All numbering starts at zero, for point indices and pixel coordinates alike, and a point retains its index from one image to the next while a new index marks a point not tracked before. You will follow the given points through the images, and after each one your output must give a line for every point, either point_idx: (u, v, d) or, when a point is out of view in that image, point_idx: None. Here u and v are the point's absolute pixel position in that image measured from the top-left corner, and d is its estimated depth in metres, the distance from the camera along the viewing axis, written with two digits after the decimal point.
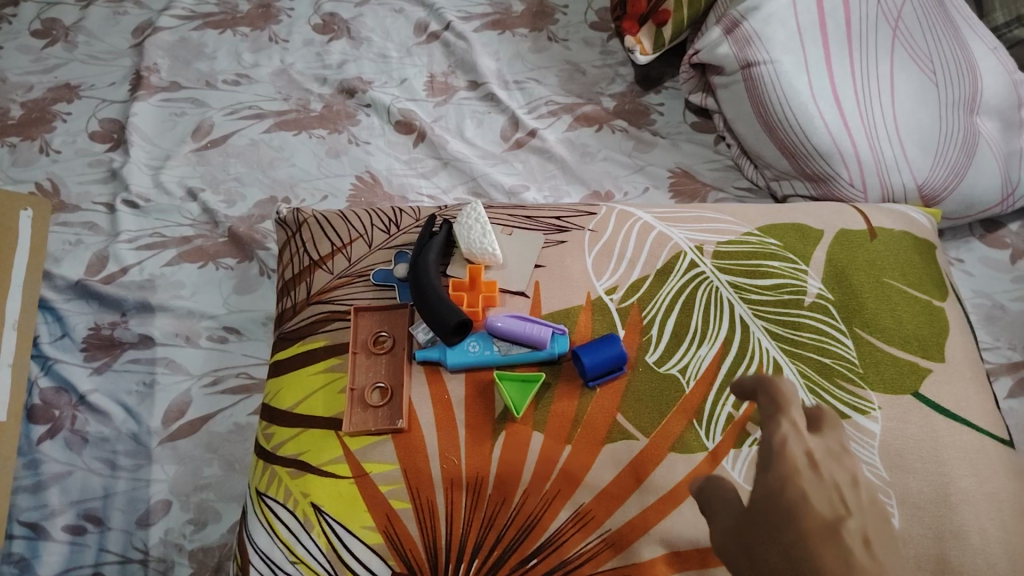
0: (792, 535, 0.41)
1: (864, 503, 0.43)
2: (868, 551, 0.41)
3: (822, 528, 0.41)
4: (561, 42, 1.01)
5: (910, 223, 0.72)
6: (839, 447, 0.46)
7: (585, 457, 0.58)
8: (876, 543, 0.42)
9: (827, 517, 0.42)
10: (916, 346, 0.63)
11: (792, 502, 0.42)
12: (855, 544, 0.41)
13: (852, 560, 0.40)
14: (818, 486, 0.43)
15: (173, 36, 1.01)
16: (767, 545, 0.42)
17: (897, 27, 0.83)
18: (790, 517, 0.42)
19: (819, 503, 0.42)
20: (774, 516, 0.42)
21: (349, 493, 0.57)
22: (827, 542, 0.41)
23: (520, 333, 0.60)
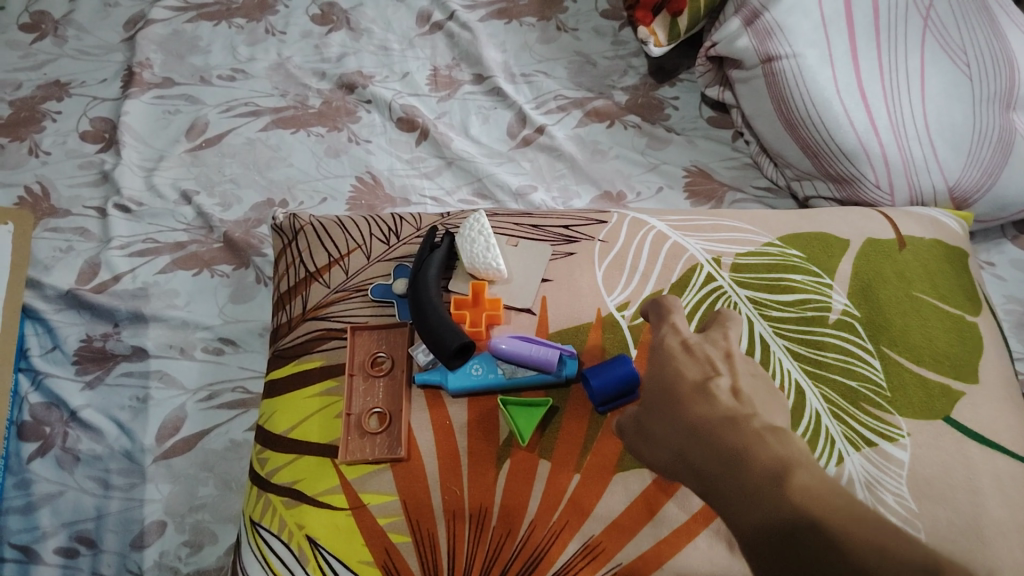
0: (669, 400, 0.45)
1: (738, 371, 0.47)
2: (737, 401, 0.44)
3: (690, 389, 0.45)
4: (571, 31, 0.96)
5: (941, 229, 0.68)
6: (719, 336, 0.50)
7: (594, 488, 0.54)
8: (745, 395, 0.45)
9: (698, 381, 0.46)
10: (947, 367, 0.59)
11: (670, 374, 0.47)
12: (721, 393, 0.44)
13: (716, 401, 0.44)
14: (693, 359, 0.47)
15: (166, 29, 0.97)
16: (654, 416, 0.46)
17: (928, 16, 0.77)
18: (668, 388, 0.46)
19: (691, 372, 0.47)
20: (657, 390, 0.47)
21: (345, 526, 0.54)
22: (697, 396, 0.44)
23: (526, 355, 0.56)
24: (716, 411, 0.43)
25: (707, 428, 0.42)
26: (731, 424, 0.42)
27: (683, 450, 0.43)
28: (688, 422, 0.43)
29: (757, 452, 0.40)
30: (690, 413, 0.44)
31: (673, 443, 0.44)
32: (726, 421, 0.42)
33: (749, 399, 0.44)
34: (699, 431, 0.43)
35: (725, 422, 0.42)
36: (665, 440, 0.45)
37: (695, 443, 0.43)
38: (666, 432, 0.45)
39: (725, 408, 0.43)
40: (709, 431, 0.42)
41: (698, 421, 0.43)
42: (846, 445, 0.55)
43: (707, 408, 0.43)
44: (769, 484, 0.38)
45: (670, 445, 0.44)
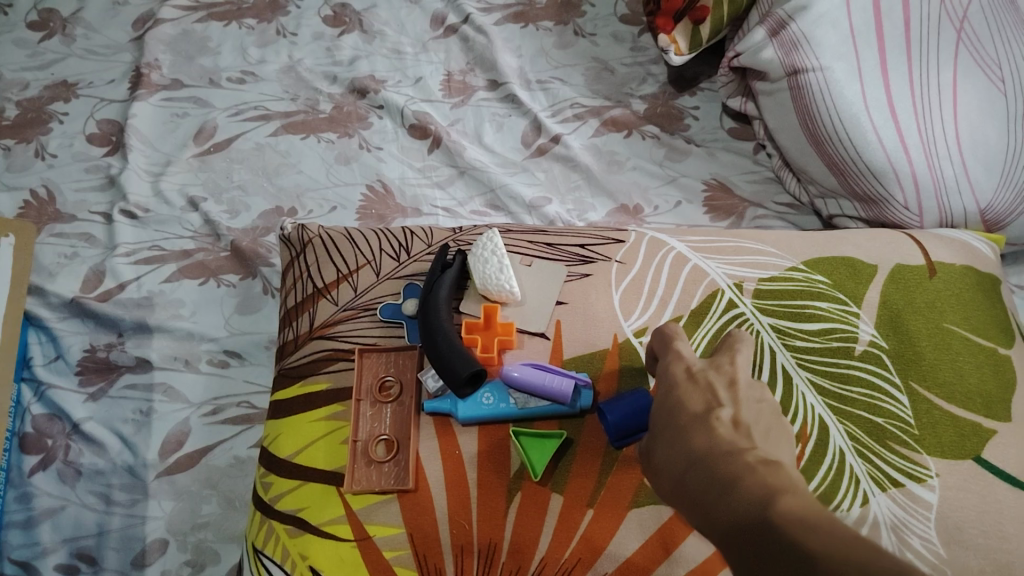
0: (671, 430, 0.43)
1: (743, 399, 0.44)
2: (737, 431, 0.41)
3: (690, 420, 0.43)
4: (588, 37, 0.94)
5: (972, 255, 0.65)
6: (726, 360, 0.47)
7: (608, 524, 0.53)
8: (747, 425, 0.42)
9: (700, 410, 0.43)
10: (979, 403, 0.56)
11: (671, 404, 0.44)
12: (722, 420, 0.42)
13: (714, 431, 0.41)
14: (699, 387, 0.45)
15: (176, 29, 0.95)
16: (659, 447, 0.44)
17: (962, 28, 0.74)
18: (672, 418, 0.44)
19: (694, 401, 0.44)
20: (661, 420, 0.45)
21: (351, 559, 0.53)
22: (697, 427, 0.42)
23: (540, 385, 0.55)
24: (712, 440, 0.40)
25: (701, 459, 0.40)
26: (726, 454, 0.39)
27: (679, 484, 0.41)
28: (685, 453, 0.41)
29: (748, 481, 0.37)
30: (686, 444, 0.41)
31: (671, 475, 0.42)
32: (722, 450, 0.40)
33: (751, 428, 0.41)
34: (695, 463, 0.40)
35: (720, 453, 0.39)
36: (665, 472, 0.42)
37: (690, 475, 0.40)
38: (666, 463, 0.42)
39: (722, 436, 0.41)
40: (704, 463, 0.40)
41: (694, 451, 0.41)
42: (870, 485, 0.53)
43: (704, 437, 0.41)
44: (755, 515, 0.35)
45: (669, 478, 0.42)
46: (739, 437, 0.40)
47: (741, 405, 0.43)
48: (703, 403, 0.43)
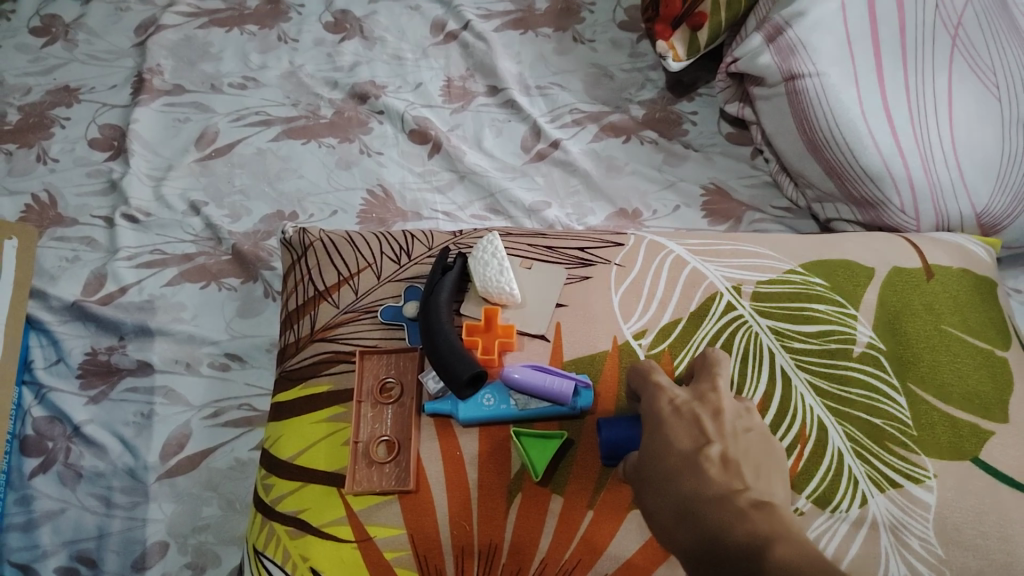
0: (658, 472, 0.45)
1: (727, 429, 0.47)
2: (726, 471, 0.44)
3: (679, 461, 0.45)
4: (587, 43, 0.95)
5: (969, 258, 0.65)
6: (707, 388, 0.49)
7: (608, 525, 0.53)
8: (736, 463, 0.45)
9: (687, 449, 0.45)
10: (977, 405, 0.57)
11: (658, 443, 0.46)
12: (709, 461, 0.44)
13: (705, 476, 0.44)
14: (682, 421, 0.47)
15: (177, 34, 0.96)
16: (645, 485, 0.46)
17: (958, 35, 0.75)
18: (657, 456, 0.46)
19: (682, 437, 0.46)
20: (646, 455, 0.47)
21: (352, 560, 0.53)
22: (688, 470, 0.44)
23: (540, 387, 0.55)
24: (702, 485, 0.43)
25: (693, 506, 0.43)
26: (717, 502, 0.42)
27: (671, 527, 0.44)
28: (677, 497, 0.44)
29: (744, 535, 0.40)
30: (677, 487, 0.44)
31: (662, 516, 0.45)
32: (713, 496, 0.43)
33: (737, 468, 0.44)
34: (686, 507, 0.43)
35: (711, 500, 0.43)
36: (656, 513, 0.45)
37: (683, 520, 0.43)
38: (657, 504, 0.45)
39: (712, 480, 0.44)
40: (695, 510, 0.43)
41: (685, 496, 0.44)
42: (869, 486, 0.53)
43: (694, 481, 0.44)
44: (751, 568, 0.39)
45: (660, 518, 0.45)
46: (726, 481, 0.43)
47: (725, 441, 0.46)
48: (690, 440, 0.46)
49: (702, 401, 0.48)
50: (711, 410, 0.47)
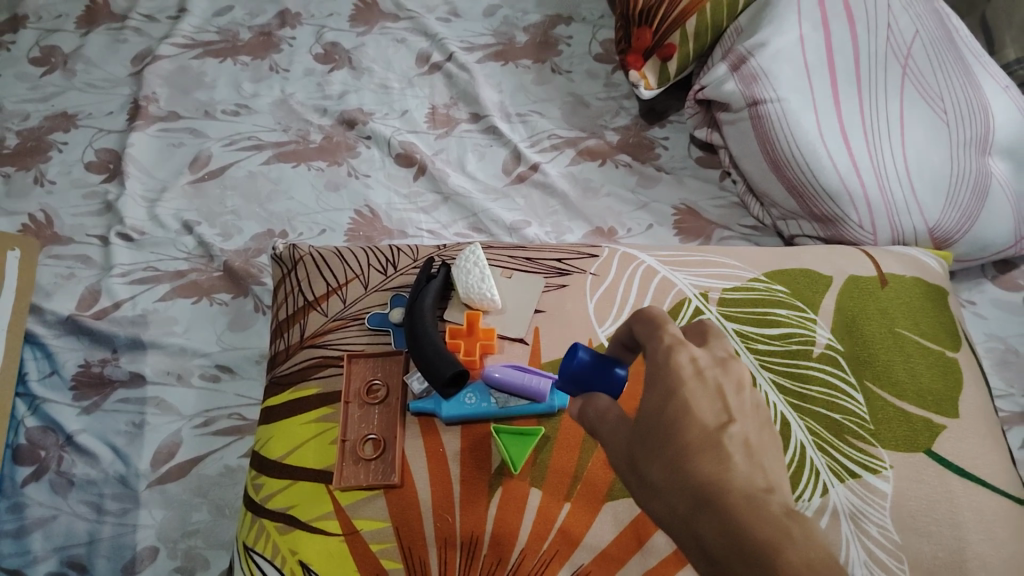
0: (671, 446, 0.37)
1: (747, 408, 0.39)
2: (752, 462, 0.36)
3: (700, 438, 0.36)
4: (565, 74, 1.00)
5: (921, 268, 0.70)
6: (727, 353, 0.41)
7: (585, 517, 0.56)
8: (758, 450, 0.37)
9: (710, 426, 0.37)
10: (929, 401, 0.60)
11: (675, 413, 0.37)
12: (735, 450, 0.36)
13: (731, 465, 0.36)
14: (705, 391, 0.38)
15: (173, 64, 1.00)
16: (651, 456, 0.37)
17: (907, 64, 0.80)
18: (673, 426, 0.37)
19: (703, 410, 0.37)
20: (656, 421, 0.38)
21: (339, 552, 0.55)
22: (710, 452, 0.36)
23: (519, 385, 0.59)
24: (732, 477, 0.35)
25: (719, 498, 0.35)
26: (751, 503, 0.34)
27: (679, 514, 0.36)
28: (700, 484, 0.35)
29: (789, 555, 0.32)
30: (702, 474, 0.35)
31: (671, 498, 0.36)
32: (747, 494, 0.34)
33: (764, 462, 0.37)
34: (708, 497, 0.35)
35: (742, 497, 0.34)
36: (663, 492, 0.36)
37: (702, 513, 0.35)
38: (666, 482, 0.36)
39: (740, 472, 0.35)
40: (721, 503, 0.34)
41: (711, 484, 0.35)
42: (830, 477, 0.56)
43: (724, 471, 0.35)
44: None
45: (666, 499, 0.36)
46: (756, 476, 0.36)
47: (749, 423, 0.38)
48: (714, 417, 0.37)
49: (722, 369, 0.40)
50: (733, 383, 0.39)
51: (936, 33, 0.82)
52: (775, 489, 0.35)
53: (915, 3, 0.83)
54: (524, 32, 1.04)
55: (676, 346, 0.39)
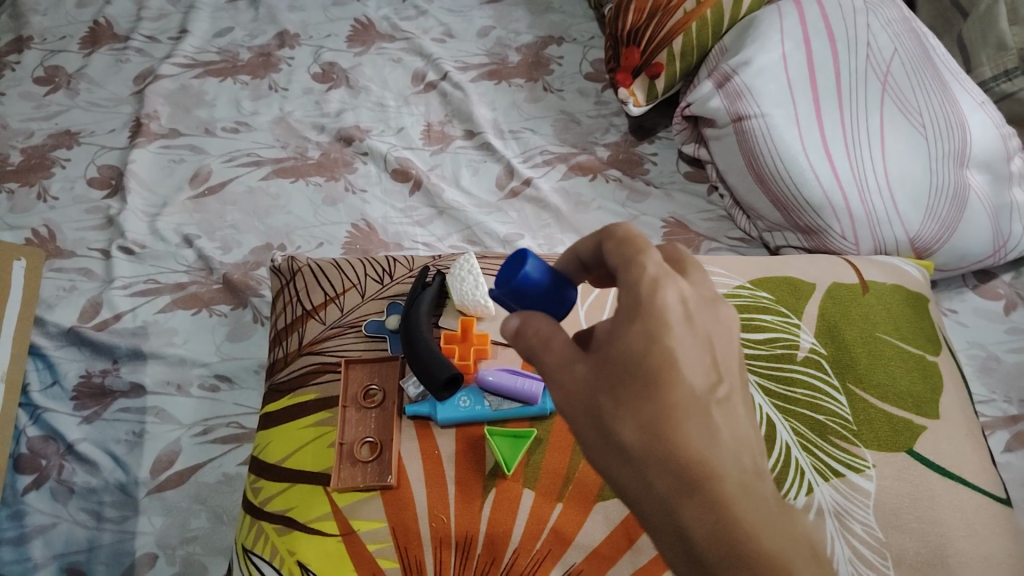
0: (660, 409, 0.37)
1: (733, 372, 0.40)
2: (736, 435, 0.38)
3: (691, 404, 0.37)
4: (556, 92, 1.03)
5: (902, 276, 0.72)
6: (711, 296, 0.41)
7: (576, 516, 0.57)
8: (740, 420, 0.39)
9: (698, 388, 0.38)
10: (909, 403, 0.62)
11: (665, 372, 0.37)
12: (721, 418, 0.38)
13: (719, 439, 0.37)
14: (689, 342, 0.38)
15: (174, 84, 1.03)
16: (626, 410, 0.37)
17: (886, 81, 0.83)
18: (659, 384, 0.37)
19: (693, 371, 0.38)
20: (636, 371, 0.38)
21: (336, 552, 0.56)
22: (699, 421, 0.37)
23: (513, 388, 0.61)
24: (720, 452, 0.37)
25: (706, 476, 0.36)
26: (743, 488, 0.37)
27: (655, 482, 0.37)
28: (684, 456, 0.36)
29: (786, 555, 0.36)
30: (690, 445, 0.37)
31: (645, 461, 0.37)
32: (735, 476, 0.37)
33: (744, 428, 0.39)
34: (693, 472, 0.36)
35: (731, 479, 0.37)
36: (637, 455, 0.37)
37: (683, 488, 0.36)
38: (643, 446, 0.37)
39: (727, 446, 0.37)
40: (709, 482, 0.36)
41: (698, 459, 0.36)
42: (815, 476, 0.58)
43: (714, 446, 0.37)
44: None
45: (639, 462, 0.37)
46: (742, 450, 0.38)
47: (726, 382, 0.39)
48: (702, 379, 0.38)
49: (701, 314, 0.40)
50: (712, 333, 0.40)
51: (913, 52, 0.84)
52: (755, 463, 0.38)
53: (893, 23, 0.86)
54: (517, 52, 1.07)
55: (662, 285, 0.38)
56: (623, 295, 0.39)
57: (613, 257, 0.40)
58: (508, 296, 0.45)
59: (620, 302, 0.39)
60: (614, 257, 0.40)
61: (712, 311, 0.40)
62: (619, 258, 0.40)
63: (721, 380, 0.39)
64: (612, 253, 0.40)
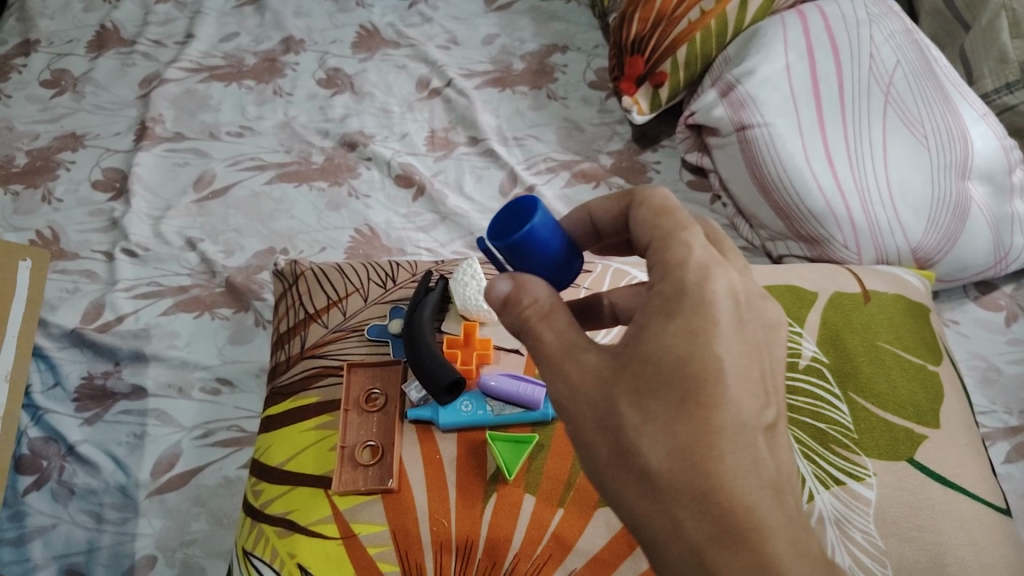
0: (701, 431, 0.37)
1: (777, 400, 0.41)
2: (777, 472, 0.38)
3: (735, 428, 0.38)
4: (560, 100, 1.03)
5: (903, 286, 0.72)
6: (758, 292, 0.42)
7: (577, 523, 0.57)
8: (779, 453, 0.39)
9: (744, 412, 0.38)
10: (910, 412, 0.62)
11: (708, 390, 0.38)
12: (762, 446, 0.38)
13: (760, 474, 0.37)
14: (732, 352, 0.39)
15: (180, 88, 1.03)
16: (657, 429, 0.38)
17: (889, 92, 0.83)
18: (699, 403, 0.38)
19: (742, 394, 0.38)
20: (673, 383, 0.38)
21: (336, 555, 0.56)
22: (740, 450, 0.37)
23: (515, 393, 0.61)
24: (759, 489, 0.37)
25: (746, 519, 0.36)
26: (788, 539, 0.36)
27: (681, 516, 0.37)
28: (720, 490, 0.36)
29: None
30: (728, 478, 0.37)
31: (673, 492, 0.37)
32: (778, 523, 0.36)
33: (782, 463, 0.39)
34: (730, 512, 0.36)
35: (768, 521, 0.36)
36: (664, 483, 0.37)
37: (721, 532, 0.36)
38: (673, 473, 0.37)
39: (767, 484, 0.37)
40: (750, 526, 0.36)
41: (736, 496, 0.36)
42: (816, 484, 0.57)
43: (753, 483, 0.37)
44: None
45: (666, 492, 0.37)
46: (782, 490, 0.38)
47: (767, 406, 0.39)
48: (746, 400, 0.38)
49: (746, 320, 0.40)
50: (755, 347, 0.40)
51: (917, 63, 0.85)
52: (798, 505, 0.38)
53: (895, 34, 0.87)
54: (521, 60, 1.07)
55: (711, 274, 0.40)
56: (663, 284, 0.40)
57: (649, 227, 0.43)
58: (506, 251, 0.46)
59: (659, 293, 0.40)
60: (659, 243, 0.42)
61: (756, 319, 0.41)
62: (664, 246, 0.41)
63: (762, 403, 0.39)
64: (651, 228, 0.43)
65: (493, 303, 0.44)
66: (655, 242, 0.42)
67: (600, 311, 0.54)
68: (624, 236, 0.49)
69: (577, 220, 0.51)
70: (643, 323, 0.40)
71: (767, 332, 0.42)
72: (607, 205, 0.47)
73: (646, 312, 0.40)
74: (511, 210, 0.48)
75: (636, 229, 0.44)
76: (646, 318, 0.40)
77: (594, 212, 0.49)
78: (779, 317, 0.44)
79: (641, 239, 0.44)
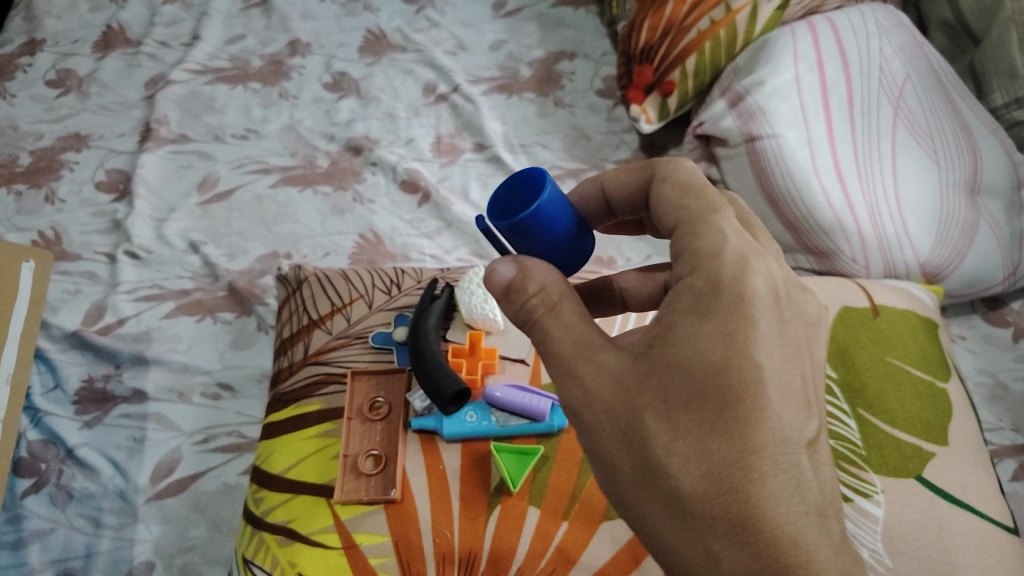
0: (740, 450, 0.36)
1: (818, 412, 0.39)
2: (820, 494, 0.37)
3: (777, 445, 0.36)
4: (567, 107, 1.02)
5: (913, 300, 0.71)
6: (797, 287, 0.42)
7: (581, 536, 0.56)
8: (821, 473, 0.38)
9: (784, 428, 0.37)
10: (919, 428, 0.62)
11: (748, 403, 0.37)
12: (806, 465, 0.37)
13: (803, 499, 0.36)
14: (773, 359, 0.38)
15: (185, 89, 1.03)
16: (689, 446, 0.37)
17: (899, 105, 0.83)
18: (739, 417, 0.37)
19: (786, 406, 0.37)
20: (708, 395, 0.37)
21: (338, 565, 0.55)
22: (783, 472, 0.36)
23: (520, 404, 0.61)
24: (801, 517, 0.36)
25: (792, 552, 0.35)
26: (834, 570, 0.35)
27: (715, 545, 0.36)
28: (761, 518, 0.35)
29: None
30: (768, 506, 0.35)
31: (708, 519, 0.36)
32: (824, 556, 0.35)
33: (825, 483, 0.38)
34: (773, 545, 0.35)
35: (808, 549, 0.35)
36: (697, 508, 0.36)
37: (761, 567, 0.35)
38: (707, 497, 0.36)
39: (812, 510, 0.36)
40: (796, 561, 0.35)
41: (779, 525, 0.35)
42: None
43: (798, 510, 0.36)
44: None
45: (699, 519, 0.36)
46: (827, 516, 0.37)
47: (810, 419, 0.38)
48: (790, 414, 0.37)
49: (786, 319, 0.40)
50: (797, 350, 0.40)
51: (925, 77, 0.86)
52: (841, 531, 0.37)
53: (904, 48, 0.87)
54: (528, 66, 1.07)
55: (749, 267, 0.39)
56: (694, 277, 0.40)
57: (674, 208, 0.43)
58: (512, 233, 0.45)
59: (690, 287, 0.40)
60: (688, 227, 0.42)
61: (797, 318, 0.41)
62: (694, 232, 0.41)
63: (806, 416, 0.38)
64: (678, 208, 0.43)
65: (494, 289, 0.43)
66: (683, 224, 0.42)
67: (608, 296, 0.54)
68: (637, 212, 0.49)
69: (587, 194, 0.50)
70: (673, 323, 0.39)
71: (809, 331, 0.41)
72: (623, 177, 0.48)
73: (675, 310, 0.40)
74: (516, 189, 0.46)
75: (659, 206, 0.44)
76: (676, 317, 0.39)
77: (606, 185, 0.49)
78: (819, 312, 0.43)
79: (664, 215, 0.44)
